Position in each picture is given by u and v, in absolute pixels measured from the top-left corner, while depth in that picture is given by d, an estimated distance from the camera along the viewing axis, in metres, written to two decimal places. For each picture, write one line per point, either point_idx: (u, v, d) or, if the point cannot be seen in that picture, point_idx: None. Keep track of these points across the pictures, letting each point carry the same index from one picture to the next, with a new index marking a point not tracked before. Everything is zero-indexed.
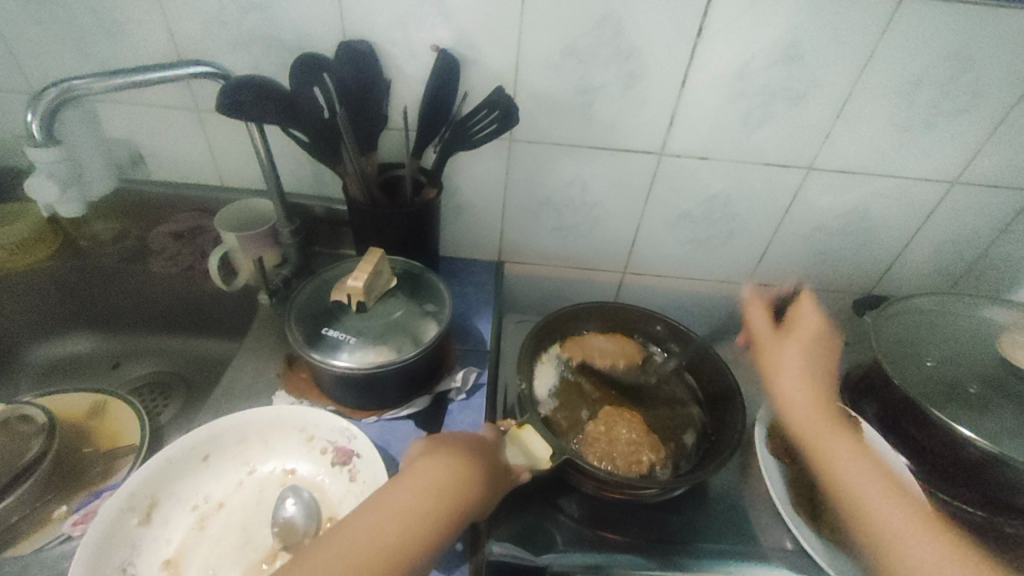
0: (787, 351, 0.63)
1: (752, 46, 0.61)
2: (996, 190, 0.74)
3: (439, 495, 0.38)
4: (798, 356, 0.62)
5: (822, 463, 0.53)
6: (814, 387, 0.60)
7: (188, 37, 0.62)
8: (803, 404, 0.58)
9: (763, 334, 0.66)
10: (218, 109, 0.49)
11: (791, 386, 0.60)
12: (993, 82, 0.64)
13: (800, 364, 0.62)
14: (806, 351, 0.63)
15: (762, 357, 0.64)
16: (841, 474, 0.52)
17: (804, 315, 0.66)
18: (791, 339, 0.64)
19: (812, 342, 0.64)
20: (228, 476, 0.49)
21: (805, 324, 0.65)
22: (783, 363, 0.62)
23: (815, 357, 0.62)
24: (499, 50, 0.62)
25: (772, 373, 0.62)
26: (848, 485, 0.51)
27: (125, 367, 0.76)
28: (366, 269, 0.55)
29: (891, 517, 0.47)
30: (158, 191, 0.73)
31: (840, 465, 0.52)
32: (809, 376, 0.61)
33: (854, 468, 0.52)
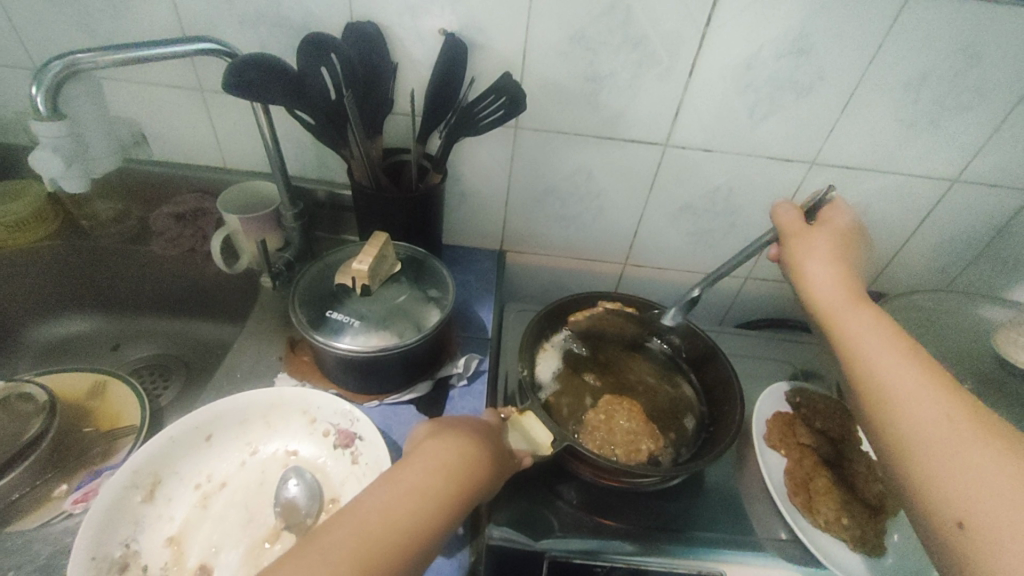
0: (812, 237, 0.51)
1: (761, 37, 0.61)
2: (996, 190, 0.74)
3: (446, 478, 0.38)
4: (828, 248, 0.50)
5: (840, 344, 0.45)
6: (846, 276, 0.49)
7: (194, 15, 0.61)
8: (826, 277, 0.49)
9: (790, 225, 0.54)
10: (224, 88, 0.48)
11: (819, 271, 0.49)
12: (999, 81, 0.64)
13: (832, 256, 0.50)
14: (837, 241, 0.51)
15: (788, 249, 0.53)
16: (866, 357, 0.42)
17: (835, 210, 0.53)
18: (823, 229, 0.52)
19: (848, 233, 0.51)
20: (231, 457, 0.49)
21: (834, 213, 0.53)
22: (812, 250, 0.51)
23: (848, 253, 0.50)
24: (507, 36, 0.62)
25: (803, 273, 0.50)
26: (871, 360, 0.42)
27: (124, 349, 0.76)
28: (371, 253, 0.55)
29: (901, 384, 0.39)
30: (160, 171, 0.73)
31: (880, 360, 0.41)
32: (842, 270, 0.49)
33: (880, 350, 0.42)
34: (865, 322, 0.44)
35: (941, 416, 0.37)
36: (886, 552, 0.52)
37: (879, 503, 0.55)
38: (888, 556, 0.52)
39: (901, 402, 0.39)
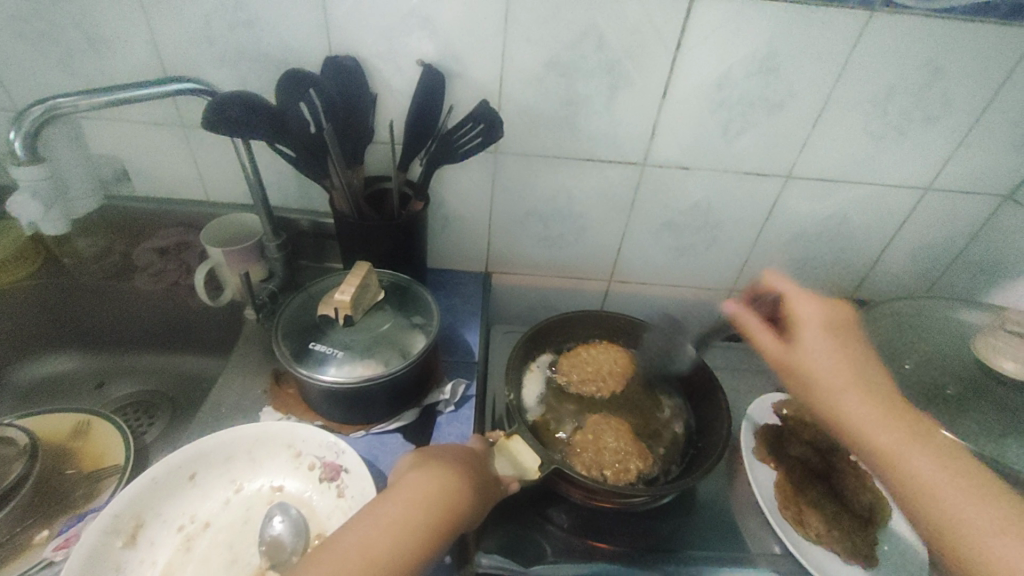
0: (813, 349, 0.49)
1: (731, 58, 0.63)
2: (967, 196, 0.76)
3: (429, 509, 0.38)
4: (832, 358, 0.47)
5: (909, 487, 0.41)
6: (860, 384, 0.46)
7: (174, 54, 0.62)
8: (850, 394, 0.45)
9: (770, 345, 0.52)
10: (204, 124, 0.49)
11: (841, 389, 0.46)
12: (961, 91, 0.66)
13: (838, 364, 0.47)
14: (833, 341, 0.49)
15: (786, 368, 0.50)
16: (910, 466, 0.41)
17: (801, 303, 0.52)
18: (810, 329, 0.50)
19: (834, 323, 0.50)
20: (215, 495, 0.48)
21: (802, 305, 0.51)
22: (818, 361, 0.48)
23: (849, 350, 0.48)
24: (484, 64, 0.63)
25: (825, 390, 0.46)
26: (950, 509, 0.39)
27: (108, 386, 0.75)
28: (353, 282, 0.55)
29: (927, 468, 0.41)
30: (143, 207, 0.73)
31: (958, 505, 0.39)
32: (855, 377, 0.46)
33: (919, 456, 0.42)
34: (906, 439, 0.43)
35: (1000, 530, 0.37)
36: (877, 562, 0.53)
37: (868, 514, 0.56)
38: (879, 566, 0.52)
39: (950, 510, 0.39)
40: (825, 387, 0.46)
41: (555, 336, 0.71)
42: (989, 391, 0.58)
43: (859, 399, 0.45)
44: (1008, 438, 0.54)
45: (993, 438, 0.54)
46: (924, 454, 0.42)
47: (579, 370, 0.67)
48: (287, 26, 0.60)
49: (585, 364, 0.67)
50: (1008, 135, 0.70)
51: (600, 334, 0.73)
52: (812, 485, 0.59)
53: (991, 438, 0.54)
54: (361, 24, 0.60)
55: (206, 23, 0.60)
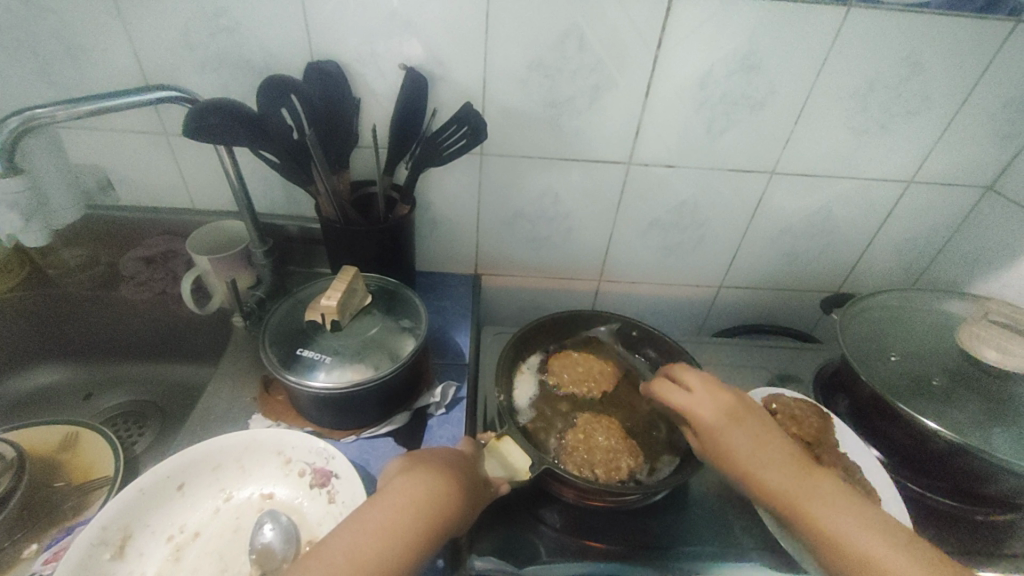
0: (731, 433, 0.49)
1: (712, 57, 0.63)
2: (948, 188, 0.78)
3: (414, 516, 0.38)
4: (745, 439, 0.48)
5: (812, 530, 0.43)
6: (776, 453, 0.48)
7: (156, 63, 0.62)
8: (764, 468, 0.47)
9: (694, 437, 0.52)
10: (184, 132, 0.49)
11: (756, 467, 0.47)
12: (940, 86, 0.67)
13: (748, 439, 0.48)
14: (740, 422, 0.49)
15: (707, 445, 0.51)
16: (830, 526, 0.43)
17: (693, 394, 0.52)
18: (706, 404, 0.51)
19: (733, 405, 0.50)
20: (204, 504, 0.48)
21: (691, 383, 0.53)
22: (731, 444, 0.48)
23: (758, 432, 0.49)
24: (467, 68, 0.63)
25: (743, 470, 0.48)
26: (845, 544, 0.42)
27: (97, 398, 0.74)
28: (340, 287, 0.55)
29: (849, 527, 0.42)
30: (128, 216, 0.72)
31: (852, 539, 0.42)
32: (761, 453, 0.47)
33: (840, 516, 0.43)
34: (818, 499, 0.44)
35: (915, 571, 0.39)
36: None
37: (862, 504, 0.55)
38: None
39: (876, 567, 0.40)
40: (745, 466, 0.47)
41: (544, 338, 0.71)
42: (973, 380, 0.59)
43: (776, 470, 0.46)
44: (992, 426, 0.55)
45: (977, 427, 0.54)
46: (840, 512, 0.43)
47: (569, 371, 0.67)
48: (269, 32, 0.60)
49: (575, 364, 0.67)
50: (986, 128, 0.71)
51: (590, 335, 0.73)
52: None
53: (975, 427, 0.54)
54: (344, 29, 0.60)
55: (187, 32, 0.60)
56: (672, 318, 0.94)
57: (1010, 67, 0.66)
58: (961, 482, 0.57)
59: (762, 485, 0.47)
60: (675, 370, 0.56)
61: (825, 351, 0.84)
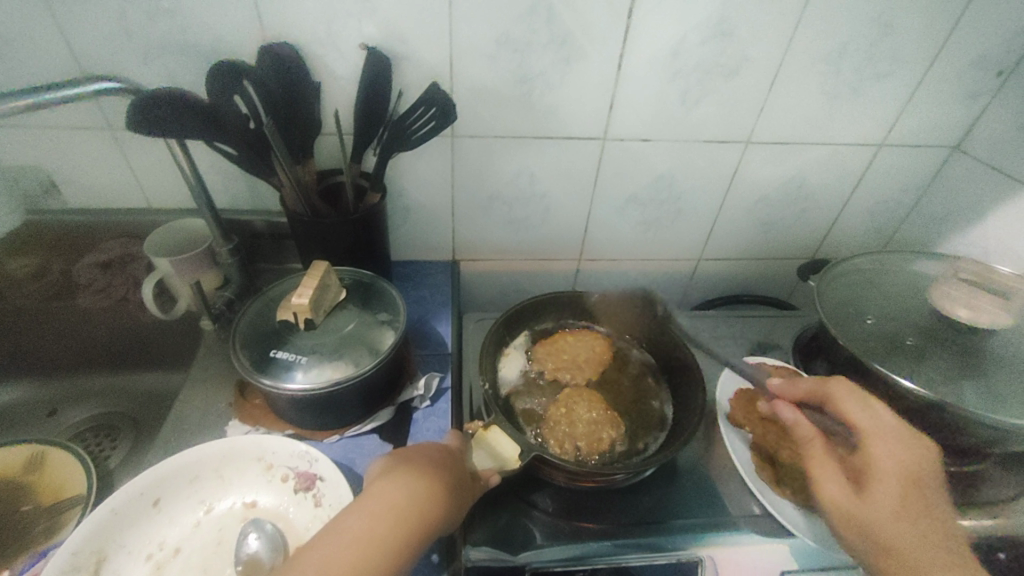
0: (876, 483, 0.45)
1: (684, 26, 0.62)
2: (917, 149, 0.79)
3: (396, 522, 0.36)
4: (899, 502, 0.44)
5: None
6: (901, 524, 0.43)
7: (91, 53, 0.57)
8: (902, 534, 0.42)
9: (824, 464, 0.47)
10: (127, 125, 0.45)
11: (897, 537, 0.42)
12: (908, 48, 0.67)
13: (898, 499, 0.44)
14: (905, 465, 0.45)
15: (848, 514, 0.45)
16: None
17: (884, 448, 0.45)
18: (882, 464, 0.45)
19: (911, 443, 0.46)
20: (183, 519, 0.46)
21: (870, 428, 0.47)
22: (886, 510, 0.43)
23: (915, 497, 0.44)
24: (431, 45, 0.60)
25: (872, 524, 0.44)
26: None
27: (62, 413, 0.70)
28: (311, 284, 0.53)
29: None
30: (77, 219, 0.68)
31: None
32: (909, 511, 0.43)
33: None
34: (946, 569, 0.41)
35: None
36: None
37: None
38: None
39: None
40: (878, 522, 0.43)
41: (526, 320, 0.70)
42: (946, 338, 0.60)
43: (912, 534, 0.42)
44: (966, 382, 0.56)
45: (952, 383, 0.56)
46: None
47: (555, 350, 0.66)
48: (214, 12, 0.56)
49: (561, 351, 0.66)
50: (954, 88, 0.72)
51: (572, 313, 0.72)
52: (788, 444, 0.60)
53: (951, 384, 0.56)
54: (296, 6, 0.56)
55: (124, 16, 0.55)
56: (653, 293, 0.94)
57: (976, 25, 0.66)
58: (937, 438, 0.57)
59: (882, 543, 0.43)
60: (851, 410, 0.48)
61: (804, 317, 0.85)
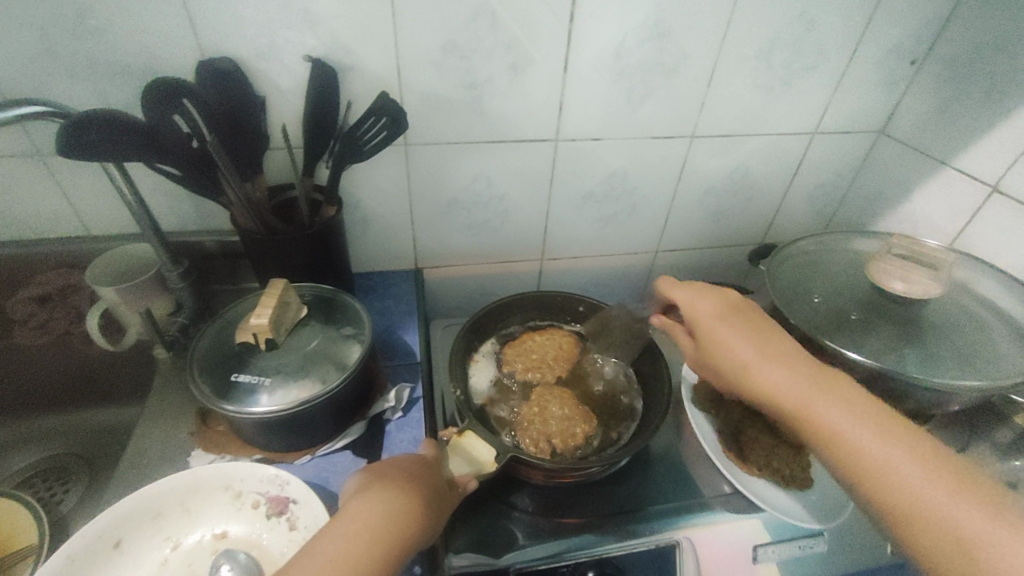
0: (715, 338, 0.52)
1: (623, 28, 0.64)
2: (847, 135, 0.84)
3: (370, 542, 0.36)
4: (772, 366, 0.48)
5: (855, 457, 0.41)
6: (765, 364, 0.48)
7: (12, 76, 0.54)
8: (792, 392, 0.46)
9: (691, 348, 0.57)
10: (58, 151, 0.43)
11: (797, 399, 0.45)
12: (831, 41, 0.72)
13: (773, 365, 0.48)
14: (731, 324, 0.52)
15: (708, 370, 0.54)
16: (910, 498, 0.38)
17: (716, 326, 0.53)
18: (714, 327, 0.53)
19: (732, 306, 0.54)
20: (149, 558, 0.44)
21: (703, 313, 0.55)
22: (770, 378, 0.48)
23: (750, 331, 0.51)
24: (377, 54, 0.60)
25: (777, 397, 0.47)
26: (859, 450, 0.41)
27: (5, 460, 0.66)
28: (270, 303, 0.52)
29: (919, 488, 0.38)
30: (7, 252, 0.64)
31: (851, 438, 0.42)
32: (784, 367, 0.48)
33: (895, 458, 0.40)
34: (819, 394, 0.45)
35: (975, 518, 0.36)
36: (814, 487, 0.57)
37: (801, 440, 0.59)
38: (813, 489, 0.57)
39: (936, 525, 0.37)
40: (734, 363, 0.50)
41: (493, 323, 0.70)
42: (885, 310, 0.64)
43: (775, 369, 0.48)
44: (905, 350, 0.60)
45: (894, 352, 0.60)
46: (838, 409, 0.43)
47: (524, 351, 0.66)
48: (145, 27, 0.54)
49: (529, 351, 0.66)
50: (875, 76, 0.78)
51: (538, 313, 0.72)
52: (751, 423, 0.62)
53: (892, 352, 0.60)
54: (234, 19, 0.55)
55: (45, 36, 0.52)
56: (616, 287, 0.97)
57: (889, 17, 0.71)
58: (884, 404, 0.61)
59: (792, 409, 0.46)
60: (675, 300, 0.58)
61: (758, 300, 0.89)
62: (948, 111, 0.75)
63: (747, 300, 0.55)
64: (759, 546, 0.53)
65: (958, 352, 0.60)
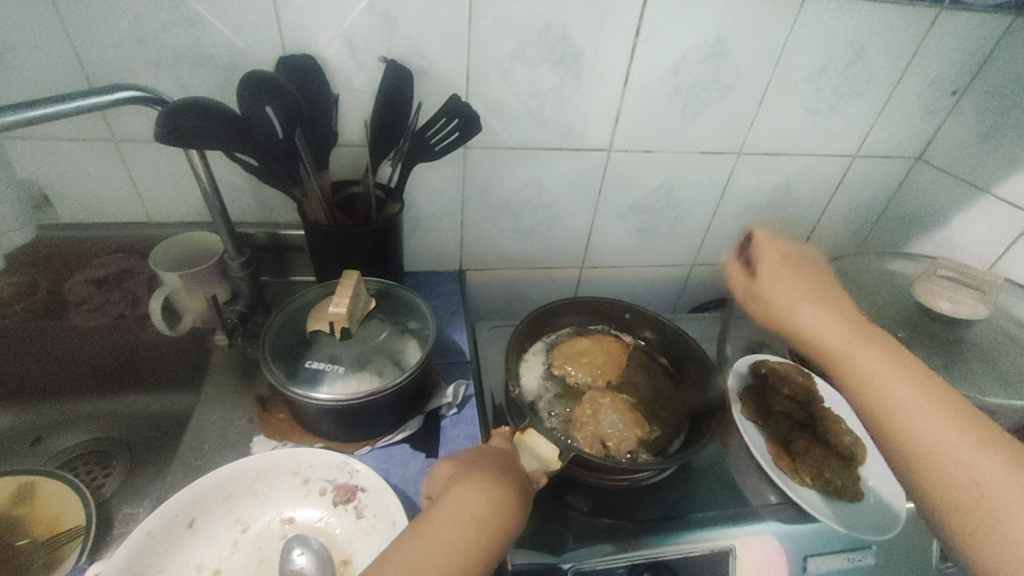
0: (773, 287, 0.45)
1: (684, 45, 0.66)
2: (887, 159, 0.86)
3: (479, 530, 0.36)
4: (821, 318, 0.44)
5: (888, 418, 0.41)
6: (805, 306, 0.44)
7: (99, 62, 0.55)
8: (836, 337, 0.43)
9: (740, 280, 0.48)
10: (155, 138, 0.44)
11: (837, 346, 0.43)
12: (879, 69, 0.74)
13: (821, 317, 0.44)
14: (795, 275, 0.46)
15: (752, 307, 0.47)
16: (931, 445, 0.39)
17: (772, 281, 0.45)
18: (772, 273, 0.46)
19: (795, 257, 0.47)
20: (219, 540, 0.44)
21: (770, 260, 0.47)
22: (817, 330, 0.43)
23: (806, 283, 0.45)
24: (449, 60, 0.62)
25: (831, 350, 0.43)
26: (901, 413, 0.40)
27: (50, 440, 0.66)
28: (345, 294, 0.52)
29: (943, 439, 0.39)
30: (69, 235, 0.64)
31: (887, 388, 0.41)
32: (832, 324, 0.43)
33: (909, 402, 0.40)
34: (865, 343, 0.43)
35: (997, 469, 0.37)
36: (867, 496, 0.57)
37: (851, 454, 0.60)
38: (868, 499, 0.57)
39: (957, 472, 0.38)
40: (777, 306, 0.45)
41: (543, 326, 0.70)
42: (934, 331, 0.66)
43: (821, 312, 0.44)
44: (953, 371, 0.62)
45: (941, 372, 0.61)
46: (875, 355, 0.42)
47: (575, 356, 0.67)
48: (231, 22, 0.55)
49: (580, 355, 0.67)
50: (918, 104, 0.80)
51: (586, 318, 0.73)
52: (799, 435, 0.63)
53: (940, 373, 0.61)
54: (317, 18, 0.57)
55: (136, 25, 0.54)
56: (650, 298, 0.98)
57: (935, 50, 0.74)
58: None
59: (854, 370, 0.42)
60: (754, 241, 0.48)
61: None
62: (988, 141, 0.77)
63: (812, 256, 0.48)
64: (809, 557, 0.54)
65: (1003, 374, 0.61)
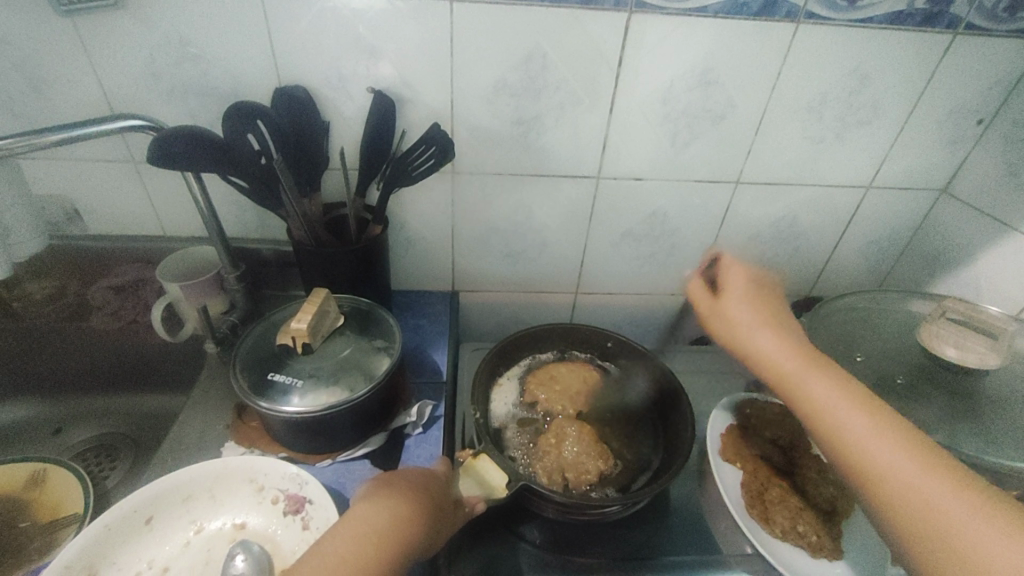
0: (733, 310, 0.49)
1: (671, 73, 0.66)
2: (904, 191, 0.81)
3: (375, 546, 0.37)
4: (776, 342, 0.46)
5: (839, 442, 0.40)
6: (760, 331, 0.47)
7: (121, 93, 0.62)
8: (786, 361, 0.45)
9: (706, 300, 0.52)
10: (149, 160, 0.49)
11: (788, 369, 0.44)
12: (888, 97, 0.71)
13: (774, 342, 0.46)
14: (756, 302, 0.50)
15: (716, 327, 0.50)
16: (883, 469, 0.38)
17: (733, 305, 0.50)
18: (734, 299, 0.50)
19: (760, 287, 0.51)
20: (173, 538, 0.47)
21: (735, 285, 0.51)
22: (770, 353, 0.46)
23: (766, 311, 0.49)
24: (436, 90, 0.65)
25: (780, 372, 0.45)
26: (850, 435, 0.40)
27: (67, 432, 0.72)
28: (310, 310, 0.55)
29: (895, 462, 0.37)
30: (96, 245, 0.71)
31: (834, 412, 0.41)
32: (785, 348, 0.46)
33: (859, 426, 0.40)
34: (813, 368, 0.44)
35: (947, 489, 0.35)
36: (845, 556, 0.53)
37: (831, 507, 0.56)
38: (846, 557, 0.53)
39: (909, 494, 0.36)
40: (736, 327, 0.48)
41: (519, 352, 0.70)
42: (939, 378, 0.61)
43: (774, 338, 0.46)
44: (957, 424, 0.57)
45: (941, 424, 0.57)
46: (823, 378, 0.43)
47: (549, 384, 0.66)
48: (233, 57, 0.60)
49: (554, 381, 0.66)
50: (937, 134, 0.75)
51: (566, 345, 0.73)
52: (777, 482, 0.59)
53: (939, 425, 0.57)
54: (310, 53, 0.61)
55: (152, 60, 0.60)
56: (650, 327, 0.96)
57: (952, 77, 0.69)
58: None
59: (803, 394, 0.43)
60: (723, 269, 0.53)
61: None
62: (1018, 174, 0.72)
63: (776, 290, 0.52)
64: None
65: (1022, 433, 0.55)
